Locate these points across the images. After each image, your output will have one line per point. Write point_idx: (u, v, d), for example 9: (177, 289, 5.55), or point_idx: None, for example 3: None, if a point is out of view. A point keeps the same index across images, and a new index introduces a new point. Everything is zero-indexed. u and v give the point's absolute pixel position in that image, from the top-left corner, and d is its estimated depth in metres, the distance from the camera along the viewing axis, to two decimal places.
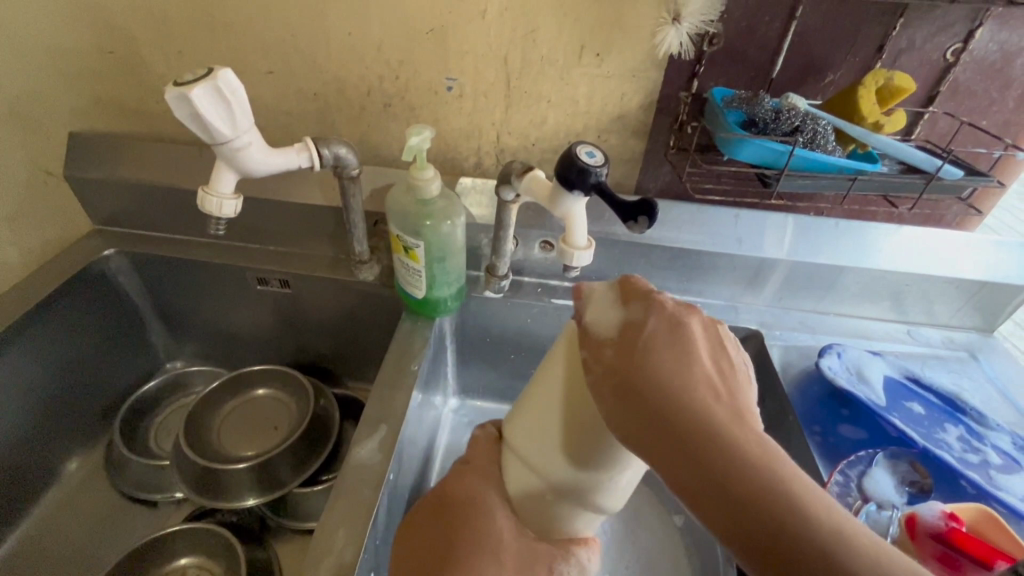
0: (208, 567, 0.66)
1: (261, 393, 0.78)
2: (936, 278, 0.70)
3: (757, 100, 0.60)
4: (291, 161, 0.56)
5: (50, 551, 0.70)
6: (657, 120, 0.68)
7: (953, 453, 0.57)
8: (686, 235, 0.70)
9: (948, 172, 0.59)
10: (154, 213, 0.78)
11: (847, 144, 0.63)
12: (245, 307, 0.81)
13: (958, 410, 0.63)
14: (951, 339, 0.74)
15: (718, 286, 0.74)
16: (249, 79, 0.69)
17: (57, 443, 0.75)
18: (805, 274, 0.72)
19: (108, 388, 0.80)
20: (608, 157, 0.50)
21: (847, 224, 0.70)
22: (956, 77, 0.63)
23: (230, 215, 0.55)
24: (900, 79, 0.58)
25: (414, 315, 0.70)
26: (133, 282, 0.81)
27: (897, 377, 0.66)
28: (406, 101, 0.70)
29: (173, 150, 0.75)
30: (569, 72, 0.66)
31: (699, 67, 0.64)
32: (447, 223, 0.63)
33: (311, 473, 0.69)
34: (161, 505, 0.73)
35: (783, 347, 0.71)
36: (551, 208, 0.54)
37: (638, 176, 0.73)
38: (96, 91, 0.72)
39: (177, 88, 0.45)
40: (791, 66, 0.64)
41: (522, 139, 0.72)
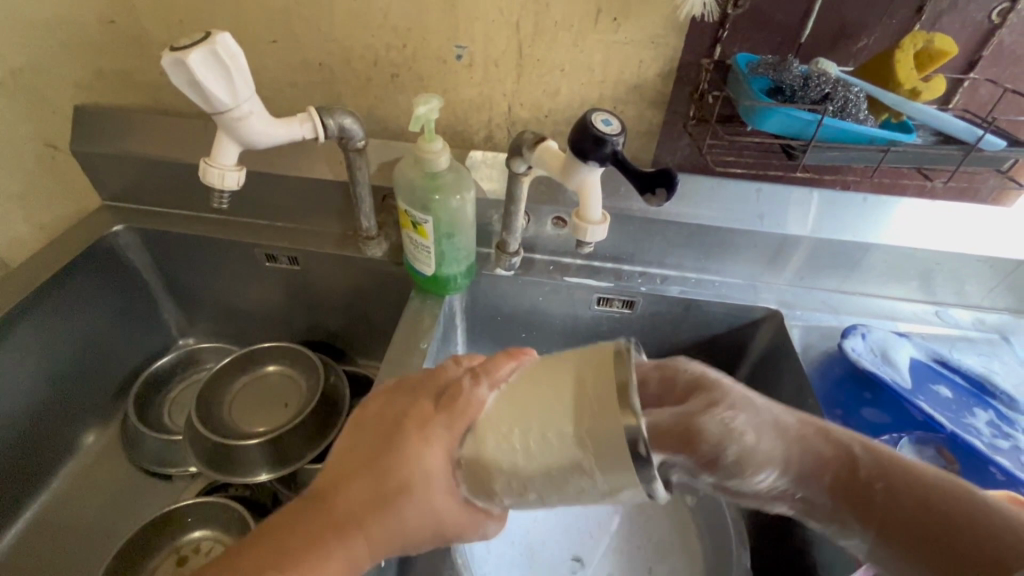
0: (222, 540, 0.66)
1: (272, 370, 0.78)
2: (968, 256, 0.66)
3: (785, 65, 0.57)
4: (294, 132, 0.55)
5: (69, 522, 0.71)
6: (677, 89, 0.65)
7: (982, 438, 0.55)
8: (705, 211, 0.68)
9: (990, 142, 0.55)
10: (162, 189, 0.77)
11: (880, 113, 0.59)
12: (255, 284, 0.80)
13: (987, 394, 0.60)
14: (981, 320, 0.71)
15: (736, 264, 0.72)
16: (253, 50, 0.67)
17: (73, 417, 0.76)
18: (829, 252, 0.69)
19: (121, 363, 0.81)
20: (625, 125, 0.48)
21: (875, 200, 0.67)
22: (1001, 40, 0.59)
23: (232, 187, 0.54)
24: (940, 41, 0.54)
25: (423, 293, 0.69)
26: (143, 258, 0.80)
27: (924, 360, 0.63)
28: (414, 71, 0.67)
29: (179, 125, 0.73)
30: (584, 39, 0.63)
31: (723, 32, 0.60)
32: (456, 197, 0.61)
33: (322, 449, 0.68)
34: (176, 479, 0.74)
35: (804, 328, 0.69)
36: (563, 180, 0.52)
37: (656, 150, 0.70)
38: (100, 63, 0.70)
39: (174, 53, 0.44)
40: (822, 30, 0.60)
41: (534, 110, 0.69)
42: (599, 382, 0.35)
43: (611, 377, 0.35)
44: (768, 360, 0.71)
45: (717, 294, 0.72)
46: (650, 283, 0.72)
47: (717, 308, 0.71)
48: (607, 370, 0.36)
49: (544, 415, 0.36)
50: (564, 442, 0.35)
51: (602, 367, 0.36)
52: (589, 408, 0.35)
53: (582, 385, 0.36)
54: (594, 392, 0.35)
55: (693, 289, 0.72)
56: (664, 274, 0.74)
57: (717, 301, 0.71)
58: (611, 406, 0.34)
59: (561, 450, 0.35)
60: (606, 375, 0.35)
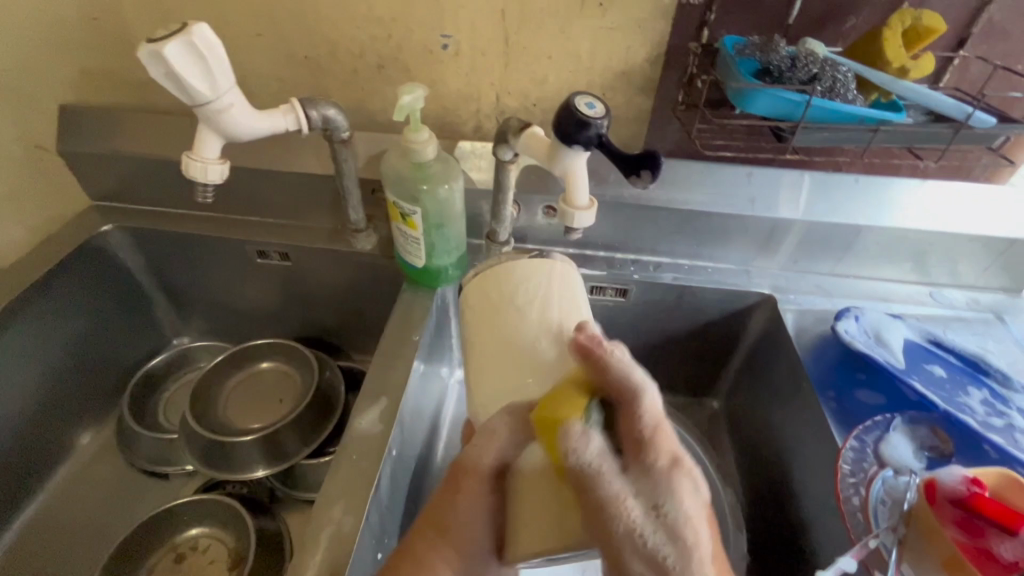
0: (220, 536, 0.66)
1: (267, 366, 0.78)
2: (961, 236, 0.66)
3: (771, 46, 0.56)
4: (277, 123, 0.54)
5: (66, 523, 0.71)
6: (665, 73, 0.64)
7: (976, 417, 0.54)
8: (695, 196, 0.67)
9: (980, 119, 0.55)
10: (149, 187, 0.76)
11: (869, 92, 0.59)
12: (247, 281, 0.80)
13: (981, 372, 0.60)
14: (976, 300, 0.71)
15: (729, 250, 0.71)
16: (237, 44, 0.67)
17: (67, 417, 0.76)
18: (821, 235, 0.68)
19: (114, 364, 0.80)
20: (609, 108, 0.47)
21: (866, 181, 0.67)
22: (991, 17, 0.58)
23: (216, 181, 0.54)
24: (928, 18, 0.54)
25: (415, 286, 0.69)
26: (133, 258, 0.80)
27: (917, 340, 0.63)
28: (400, 62, 0.67)
29: (165, 122, 0.73)
30: (570, 25, 0.62)
31: (710, 14, 0.59)
32: (444, 187, 0.61)
33: (317, 445, 0.68)
34: (172, 478, 0.74)
35: (797, 312, 0.69)
36: (549, 167, 0.51)
37: (645, 136, 0.70)
38: (83, 62, 0.70)
39: (151, 45, 0.44)
40: (810, 10, 0.59)
41: (523, 99, 0.69)
42: (484, 283, 0.51)
43: (484, 279, 0.51)
44: (763, 345, 0.70)
45: (710, 280, 0.71)
46: (643, 271, 0.72)
47: (711, 294, 0.71)
48: (481, 283, 0.51)
49: (473, 329, 0.50)
50: (488, 329, 0.48)
51: (474, 290, 0.51)
52: (495, 291, 0.50)
53: (472, 303, 0.51)
54: (477, 301, 0.50)
55: (687, 275, 0.72)
56: (657, 261, 0.74)
57: (712, 286, 0.71)
58: (505, 282, 0.50)
59: (490, 321, 0.48)
60: (482, 282, 0.51)
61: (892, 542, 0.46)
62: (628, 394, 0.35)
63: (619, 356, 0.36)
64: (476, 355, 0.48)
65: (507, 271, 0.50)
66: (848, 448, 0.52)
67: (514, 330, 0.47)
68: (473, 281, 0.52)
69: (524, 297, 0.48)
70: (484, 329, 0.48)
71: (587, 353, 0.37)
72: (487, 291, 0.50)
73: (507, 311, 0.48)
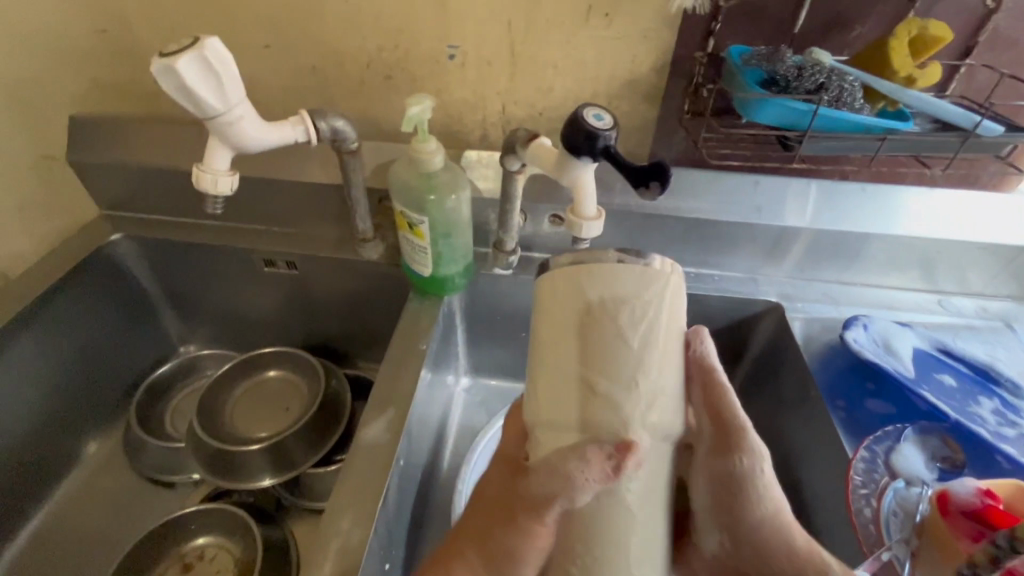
0: (226, 546, 0.66)
1: (273, 375, 0.78)
2: (969, 244, 0.66)
3: (778, 56, 0.56)
4: (287, 135, 0.55)
5: (73, 532, 0.71)
6: (671, 82, 0.64)
7: (987, 427, 0.54)
8: (701, 205, 0.67)
9: (988, 128, 0.55)
10: (157, 196, 0.77)
11: (876, 101, 0.59)
12: (255, 290, 0.80)
13: (992, 382, 0.60)
14: (985, 308, 0.71)
15: (736, 258, 0.71)
16: (245, 55, 0.67)
17: (75, 426, 0.76)
18: (829, 243, 0.68)
19: (121, 373, 0.81)
20: (616, 120, 0.48)
21: (873, 189, 0.66)
22: (997, 25, 0.58)
23: (227, 193, 0.54)
24: (935, 27, 0.54)
25: (422, 295, 0.69)
26: (141, 267, 0.80)
27: (927, 349, 0.63)
28: (407, 72, 0.67)
29: (173, 132, 0.73)
30: (577, 34, 0.62)
31: (716, 24, 0.60)
32: (451, 197, 0.61)
33: (324, 455, 0.68)
34: (179, 487, 0.74)
35: (805, 320, 0.68)
36: (556, 177, 0.51)
37: (652, 145, 0.70)
38: (93, 73, 0.70)
39: (163, 59, 0.44)
40: (815, 19, 0.59)
41: (529, 109, 0.69)
42: (570, 281, 0.38)
43: (573, 274, 0.38)
44: (770, 353, 0.70)
45: (717, 288, 0.71)
46: None
47: (718, 301, 0.71)
48: (561, 280, 0.39)
49: (550, 329, 0.39)
50: (564, 336, 0.38)
51: (560, 283, 0.38)
52: (576, 297, 0.38)
53: (554, 302, 0.39)
54: (560, 298, 0.38)
55: (694, 283, 0.72)
56: None
57: (718, 294, 0.71)
58: (590, 285, 0.37)
59: (571, 336, 0.38)
60: (570, 276, 0.38)
61: (905, 555, 0.45)
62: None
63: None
64: (543, 371, 0.39)
65: (609, 271, 0.38)
66: (859, 458, 0.51)
67: (596, 361, 0.37)
68: (560, 270, 0.39)
69: (627, 312, 0.37)
70: (563, 341, 0.38)
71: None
72: (573, 291, 0.38)
73: (600, 331, 0.37)
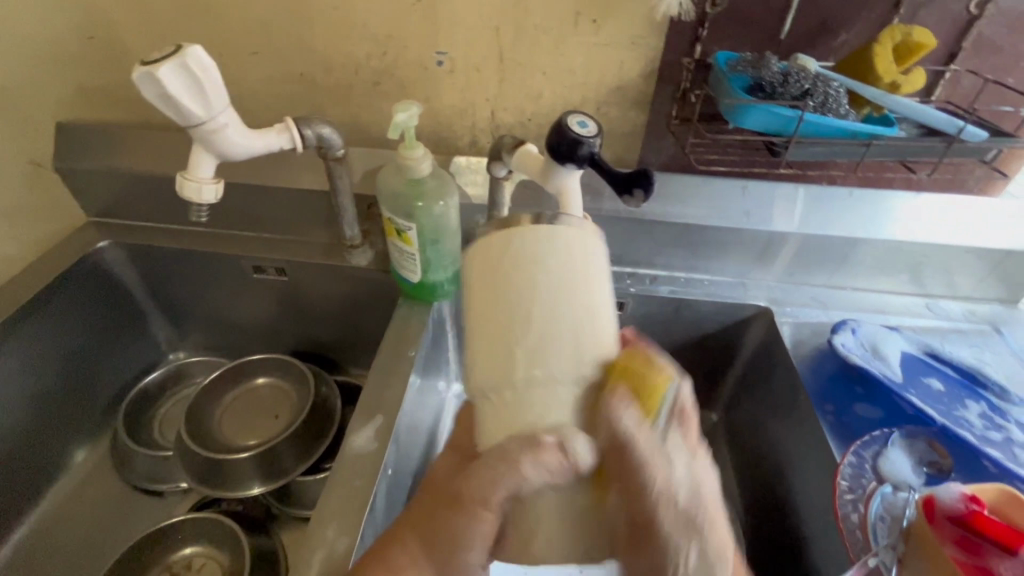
0: (213, 556, 0.65)
1: (262, 382, 0.78)
2: (955, 248, 0.66)
3: (763, 62, 0.56)
4: (272, 143, 0.55)
5: (58, 542, 0.71)
6: (659, 89, 0.65)
7: (974, 431, 0.54)
8: (690, 210, 0.67)
9: (971, 133, 0.56)
10: (145, 202, 0.76)
11: (861, 107, 0.59)
12: (244, 297, 0.80)
13: (979, 385, 0.60)
14: (973, 312, 0.71)
15: (726, 262, 0.71)
16: (232, 61, 0.67)
17: (62, 435, 0.75)
18: (817, 247, 0.68)
19: (110, 380, 0.80)
20: (602, 127, 0.48)
21: (860, 194, 0.67)
22: (980, 32, 0.59)
23: (211, 201, 0.54)
24: (918, 33, 0.54)
25: (411, 301, 0.69)
26: (129, 273, 0.80)
27: (915, 353, 0.63)
28: (395, 79, 0.67)
29: (161, 138, 0.73)
30: (564, 41, 0.63)
31: (702, 30, 0.60)
32: (439, 203, 0.61)
33: (313, 462, 0.68)
34: (166, 496, 0.73)
35: (794, 324, 0.68)
36: (543, 183, 0.52)
37: (640, 150, 0.70)
38: (79, 80, 0.70)
39: (145, 67, 0.44)
40: (801, 26, 0.60)
41: (517, 115, 0.69)
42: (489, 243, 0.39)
43: (491, 245, 0.38)
44: (760, 358, 0.70)
45: (707, 293, 0.71)
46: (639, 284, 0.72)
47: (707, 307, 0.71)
48: (483, 252, 0.39)
49: (473, 302, 0.38)
50: (487, 302, 0.37)
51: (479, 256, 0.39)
52: (508, 266, 0.37)
53: (479, 277, 0.38)
54: (482, 280, 0.38)
55: (683, 289, 0.72)
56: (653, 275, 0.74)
57: (708, 300, 0.71)
58: (515, 247, 0.37)
59: (500, 305, 0.37)
60: (488, 249, 0.38)
61: (891, 560, 0.45)
62: (644, 443, 0.35)
63: (630, 422, 0.34)
64: (479, 341, 0.37)
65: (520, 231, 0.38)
66: (846, 464, 0.52)
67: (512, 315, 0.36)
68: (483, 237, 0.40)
69: (555, 267, 0.37)
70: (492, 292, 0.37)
71: (619, 451, 0.35)
72: (494, 265, 0.38)
73: (528, 291, 0.36)
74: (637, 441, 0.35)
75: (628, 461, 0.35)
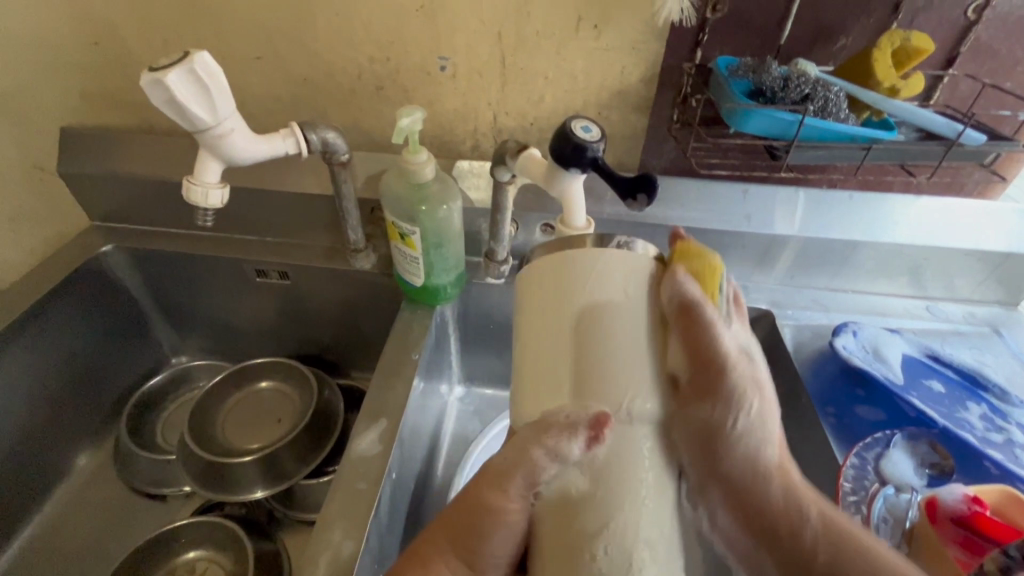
0: (217, 559, 0.65)
1: (265, 386, 0.78)
2: (955, 250, 0.67)
3: (764, 67, 0.56)
4: (277, 147, 0.55)
5: (62, 545, 0.71)
6: (660, 93, 0.65)
7: (976, 433, 0.54)
8: (691, 213, 0.68)
9: (970, 137, 0.56)
10: (149, 207, 0.77)
11: (861, 111, 0.60)
12: (247, 301, 0.80)
13: (979, 387, 0.60)
14: (972, 314, 0.71)
15: (726, 265, 0.72)
16: (237, 65, 0.68)
17: (65, 438, 0.75)
18: (818, 250, 0.69)
19: (113, 384, 0.80)
20: (605, 131, 0.48)
21: (861, 197, 0.67)
22: (978, 36, 0.59)
23: (217, 205, 0.54)
24: (917, 39, 0.55)
25: (414, 304, 0.69)
26: (132, 277, 0.80)
27: (916, 355, 0.63)
28: (398, 84, 0.68)
29: (164, 143, 0.73)
30: (566, 46, 0.63)
31: (703, 36, 0.60)
32: (442, 207, 0.61)
33: (316, 465, 0.68)
34: (170, 500, 0.73)
35: (795, 327, 0.69)
36: (547, 187, 0.52)
37: (642, 154, 0.70)
38: (84, 85, 0.71)
39: (152, 73, 0.44)
40: (801, 31, 0.60)
41: (519, 119, 0.69)
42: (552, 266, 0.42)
43: (553, 261, 0.43)
44: None
45: None
46: None
47: None
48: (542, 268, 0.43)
49: (529, 305, 0.42)
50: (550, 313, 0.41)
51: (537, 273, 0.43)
52: (567, 275, 0.41)
53: (535, 286, 0.43)
54: (538, 293, 0.42)
55: None
56: None
57: None
58: (571, 261, 0.42)
59: (555, 309, 0.40)
60: (550, 263, 0.43)
61: None
62: (708, 307, 0.40)
63: (649, 410, 0.36)
64: (534, 343, 0.40)
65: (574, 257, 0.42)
66: (849, 465, 0.52)
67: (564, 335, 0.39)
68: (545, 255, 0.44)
69: (617, 285, 0.40)
70: (546, 318, 0.40)
71: (666, 430, 0.37)
72: (549, 273, 0.42)
73: (587, 304, 0.40)
74: (691, 359, 0.39)
75: (697, 321, 0.40)
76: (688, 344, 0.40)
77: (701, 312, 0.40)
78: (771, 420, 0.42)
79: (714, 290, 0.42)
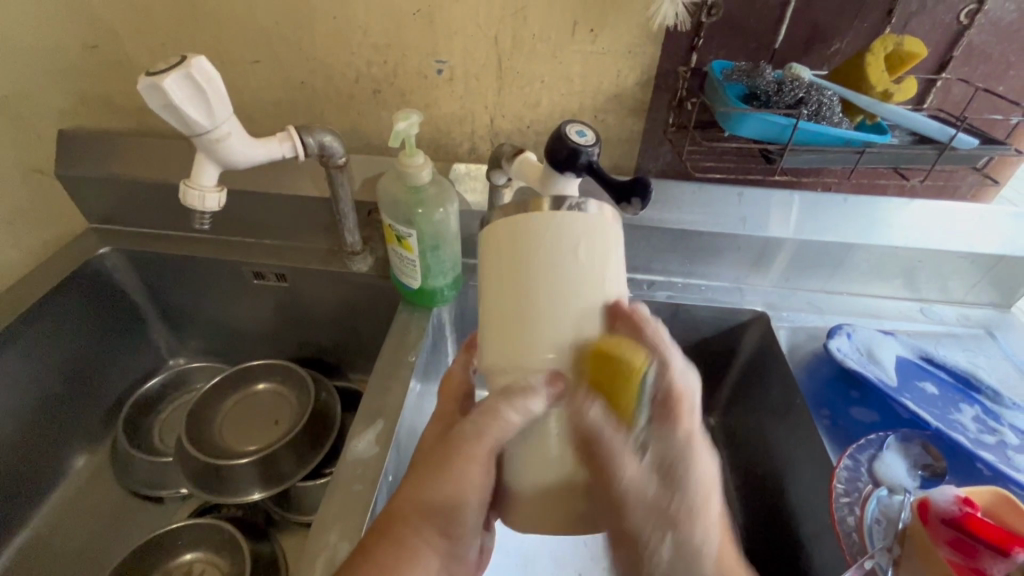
0: (214, 561, 0.65)
1: (262, 387, 0.78)
2: (949, 253, 0.67)
3: (758, 72, 0.57)
4: (274, 151, 0.55)
5: (59, 548, 0.70)
6: (655, 97, 0.66)
7: (968, 434, 0.55)
8: (686, 215, 0.68)
9: (963, 141, 0.56)
10: (146, 209, 0.77)
11: (855, 115, 0.60)
12: (244, 303, 0.80)
13: (972, 388, 0.61)
14: (966, 316, 0.72)
15: (722, 268, 0.72)
16: (235, 68, 0.68)
17: (63, 440, 0.75)
18: (813, 253, 0.69)
19: (110, 386, 0.80)
20: (599, 135, 0.49)
21: (855, 200, 0.68)
22: (971, 41, 0.60)
23: (214, 208, 0.55)
24: (909, 44, 0.55)
25: (411, 306, 0.69)
26: (130, 279, 0.80)
27: (909, 357, 0.64)
28: (395, 87, 0.68)
29: (162, 145, 0.73)
30: (562, 50, 0.63)
31: (698, 40, 0.61)
32: (439, 210, 0.62)
33: (313, 467, 0.68)
34: (167, 502, 0.73)
35: (790, 329, 0.69)
36: (542, 190, 0.52)
37: (638, 157, 0.71)
38: (82, 88, 0.71)
39: (149, 78, 0.45)
40: (795, 35, 0.61)
41: (516, 122, 0.70)
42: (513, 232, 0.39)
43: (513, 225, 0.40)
44: (757, 362, 0.71)
45: (704, 298, 0.72)
46: (637, 289, 0.73)
47: (704, 312, 0.72)
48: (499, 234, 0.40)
49: (488, 261, 0.41)
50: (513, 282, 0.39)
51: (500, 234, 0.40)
52: (520, 246, 0.39)
53: (497, 248, 0.40)
54: (492, 254, 0.41)
55: (682, 294, 0.72)
56: (651, 280, 0.74)
57: (705, 304, 0.71)
58: (523, 230, 0.39)
59: (508, 279, 0.39)
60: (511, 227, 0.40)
61: (887, 562, 0.46)
62: (613, 436, 0.39)
63: (595, 415, 0.39)
64: (489, 302, 0.41)
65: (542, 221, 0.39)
66: (842, 466, 0.52)
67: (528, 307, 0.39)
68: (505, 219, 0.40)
69: (569, 261, 0.38)
70: (508, 288, 0.39)
71: (584, 443, 0.40)
72: (514, 237, 0.39)
73: (540, 276, 0.38)
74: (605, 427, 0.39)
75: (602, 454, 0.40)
76: (619, 409, 0.39)
77: (640, 332, 0.40)
78: (700, 492, 0.43)
79: (628, 411, 0.39)
